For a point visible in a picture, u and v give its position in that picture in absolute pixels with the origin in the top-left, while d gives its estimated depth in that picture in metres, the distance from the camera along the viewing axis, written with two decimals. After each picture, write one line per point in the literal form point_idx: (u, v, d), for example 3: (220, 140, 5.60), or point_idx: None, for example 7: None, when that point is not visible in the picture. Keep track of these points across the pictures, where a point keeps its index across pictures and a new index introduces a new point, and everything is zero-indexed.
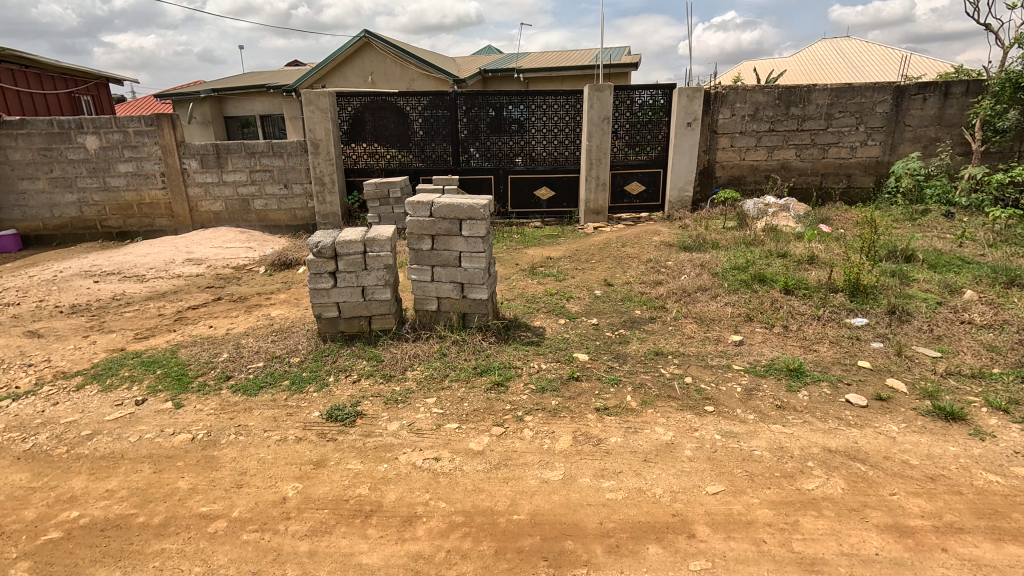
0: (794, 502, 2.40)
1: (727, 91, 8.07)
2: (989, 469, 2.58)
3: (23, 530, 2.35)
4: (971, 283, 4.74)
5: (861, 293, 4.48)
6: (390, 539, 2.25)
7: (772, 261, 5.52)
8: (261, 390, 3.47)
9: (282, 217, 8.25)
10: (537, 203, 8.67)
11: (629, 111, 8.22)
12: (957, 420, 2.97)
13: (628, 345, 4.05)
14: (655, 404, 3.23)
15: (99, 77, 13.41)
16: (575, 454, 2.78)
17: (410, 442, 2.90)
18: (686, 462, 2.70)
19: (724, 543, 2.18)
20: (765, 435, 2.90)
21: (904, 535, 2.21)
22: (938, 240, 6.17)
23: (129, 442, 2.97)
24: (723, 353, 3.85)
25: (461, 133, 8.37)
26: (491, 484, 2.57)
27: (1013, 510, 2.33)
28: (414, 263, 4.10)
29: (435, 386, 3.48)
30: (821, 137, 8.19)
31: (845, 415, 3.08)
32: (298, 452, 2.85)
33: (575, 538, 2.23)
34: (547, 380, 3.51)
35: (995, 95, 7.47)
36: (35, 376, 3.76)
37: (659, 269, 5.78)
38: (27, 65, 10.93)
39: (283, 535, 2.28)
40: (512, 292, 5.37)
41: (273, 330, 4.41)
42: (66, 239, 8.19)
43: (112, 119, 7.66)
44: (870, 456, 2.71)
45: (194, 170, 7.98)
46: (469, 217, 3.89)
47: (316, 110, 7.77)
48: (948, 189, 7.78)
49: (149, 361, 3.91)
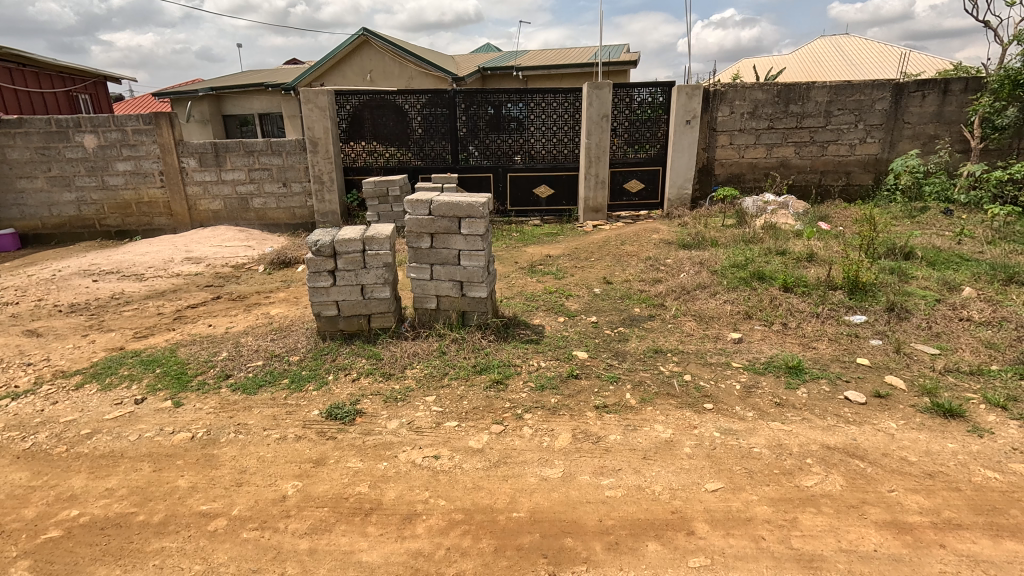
0: (792, 499, 2.40)
1: (726, 89, 8.06)
2: (987, 465, 2.59)
3: (24, 529, 2.35)
4: (970, 280, 4.75)
5: (860, 290, 4.49)
6: (390, 537, 2.25)
7: (772, 259, 5.52)
8: (261, 388, 3.47)
9: (281, 216, 8.24)
10: (536, 201, 8.67)
11: (628, 108, 8.22)
12: (956, 417, 2.98)
13: (627, 342, 4.05)
14: (655, 402, 3.23)
15: (97, 76, 13.38)
16: (575, 452, 2.79)
17: (410, 440, 2.91)
18: (686, 459, 2.70)
19: (723, 540, 2.19)
20: (765, 432, 2.90)
21: (903, 531, 2.21)
22: (937, 237, 6.17)
23: (129, 440, 2.97)
24: (722, 350, 3.85)
25: (460, 131, 8.36)
26: (490, 482, 2.58)
27: (1011, 506, 2.34)
28: (413, 262, 4.09)
29: (435, 384, 3.48)
30: (820, 134, 8.19)
31: (844, 411, 3.09)
32: (298, 450, 2.85)
33: (575, 535, 2.24)
34: (547, 377, 3.52)
35: (994, 92, 7.46)
36: (35, 375, 3.75)
37: (659, 266, 5.78)
38: (24, 63, 10.91)
39: (283, 533, 2.29)
40: (512, 290, 5.37)
41: (272, 328, 4.41)
42: (64, 238, 8.18)
43: (110, 118, 7.64)
44: (869, 453, 2.71)
45: (193, 168, 7.97)
46: (468, 215, 3.89)
47: (314, 108, 7.76)
48: (947, 186, 7.79)
49: (148, 360, 3.91)
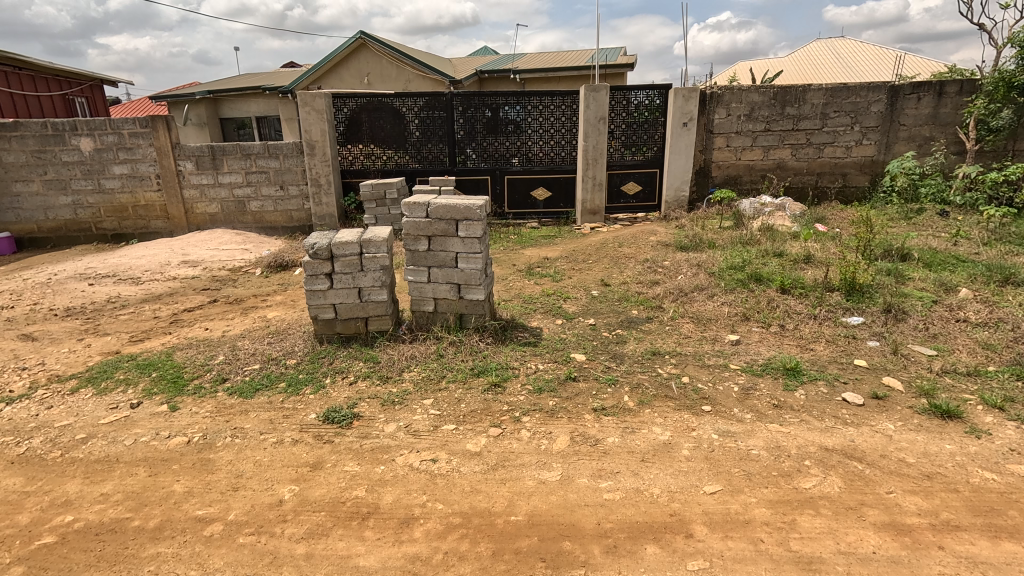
0: (791, 501, 2.40)
1: (722, 92, 8.08)
2: (985, 467, 2.59)
3: (17, 535, 2.33)
4: (966, 281, 4.76)
5: (857, 291, 4.50)
6: (387, 541, 2.24)
7: (769, 261, 5.54)
8: (258, 392, 3.46)
9: (278, 218, 8.22)
10: (534, 203, 8.68)
11: (625, 111, 8.23)
12: (953, 418, 2.98)
13: (625, 344, 4.04)
14: (653, 404, 3.23)
15: (93, 78, 13.36)
16: (573, 454, 2.78)
17: (408, 443, 2.89)
18: (684, 461, 2.70)
19: (722, 542, 2.18)
20: (763, 434, 2.90)
21: (901, 533, 2.21)
22: (933, 239, 6.19)
23: (125, 445, 2.96)
24: (720, 352, 3.85)
25: (458, 133, 8.37)
26: (488, 485, 2.57)
27: (1009, 507, 2.34)
28: (410, 264, 4.07)
29: (433, 387, 3.47)
30: (816, 136, 8.22)
31: (842, 413, 3.09)
32: (294, 454, 2.84)
33: (573, 539, 2.23)
34: (545, 380, 3.51)
35: (988, 94, 7.50)
36: (29, 380, 3.73)
37: (656, 268, 5.78)
38: (21, 66, 10.90)
39: (280, 538, 2.27)
40: (509, 292, 5.37)
41: (270, 331, 4.40)
42: (60, 241, 8.15)
43: (107, 121, 7.63)
44: (867, 454, 2.71)
45: (190, 171, 7.95)
46: (465, 218, 3.90)
47: (312, 110, 7.75)
48: (943, 187, 7.81)
49: (144, 364, 3.89)
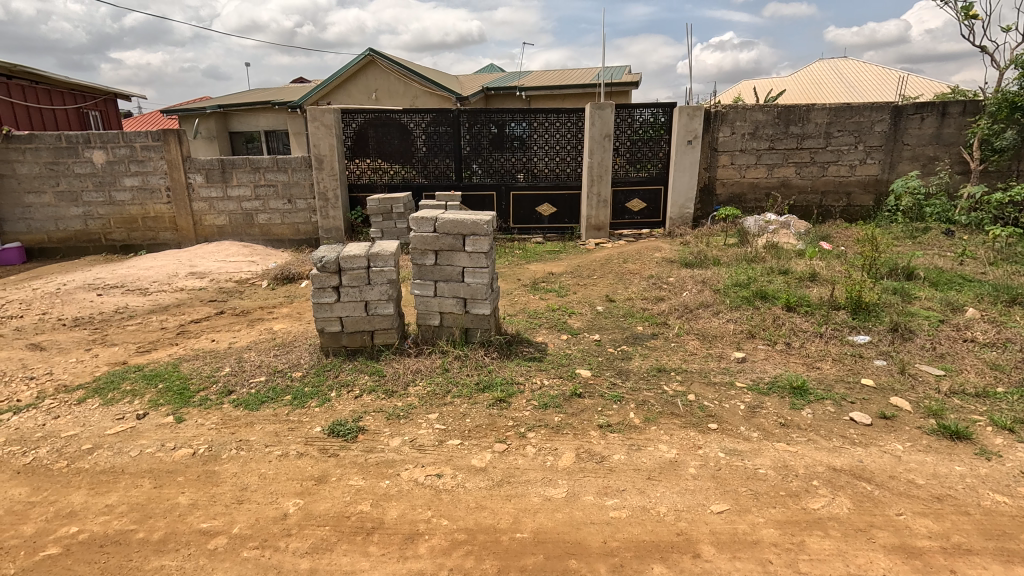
0: (799, 522, 2.48)
1: (727, 110, 8.28)
2: (997, 489, 2.67)
3: (23, 545, 2.39)
4: (972, 300, 4.93)
5: (862, 310, 4.68)
6: (391, 557, 2.31)
7: (773, 279, 5.71)
8: (263, 404, 3.57)
9: (286, 231, 8.34)
10: (539, 219, 8.85)
11: (630, 128, 8.46)
12: (963, 439, 3.08)
13: (630, 361, 4.18)
14: (658, 421, 3.34)
15: (107, 93, 13.61)
16: (579, 472, 2.87)
17: (413, 457, 2.99)
18: (690, 480, 2.79)
19: (729, 563, 2.25)
20: (768, 453, 3.01)
21: (911, 556, 2.28)
22: (940, 258, 6.38)
23: (132, 455, 3.05)
24: (726, 370, 3.97)
25: (464, 149, 8.57)
26: (492, 501, 2.65)
27: (1022, 531, 2.41)
28: (417, 278, 4.23)
29: (438, 401, 3.58)
30: (820, 155, 8.44)
31: (849, 433, 3.20)
32: (300, 467, 2.93)
33: (579, 556, 2.30)
34: (550, 396, 3.62)
35: (992, 115, 7.77)
36: (36, 389, 3.81)
37: (661, 284, 5.94)
38: (38, 80, 11.08)
39: (285, 552, 2.34)
40: (514, 307, 5.53)
41: (275, 344, 4.53)
42: (70, 251, 8.22)
43: (120, 134, 7.77)
44: (876, 475, 2.81)
45: (199, 184, 8.07)
46: (472, 233, 4.03)
47: (320, 125, 7.92)
48: (948, 207, 8.04)
49: (150, 374, 4.01)
